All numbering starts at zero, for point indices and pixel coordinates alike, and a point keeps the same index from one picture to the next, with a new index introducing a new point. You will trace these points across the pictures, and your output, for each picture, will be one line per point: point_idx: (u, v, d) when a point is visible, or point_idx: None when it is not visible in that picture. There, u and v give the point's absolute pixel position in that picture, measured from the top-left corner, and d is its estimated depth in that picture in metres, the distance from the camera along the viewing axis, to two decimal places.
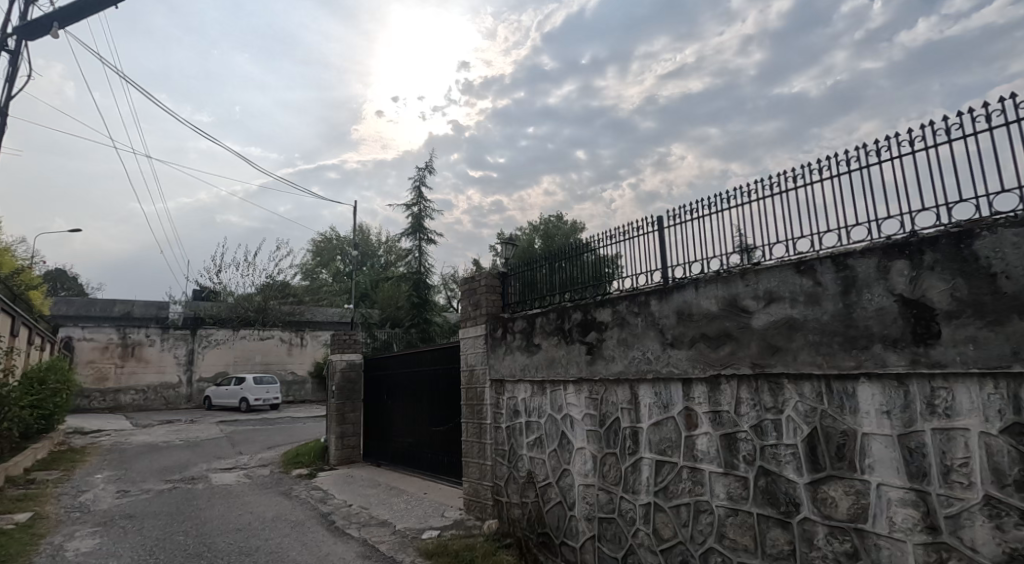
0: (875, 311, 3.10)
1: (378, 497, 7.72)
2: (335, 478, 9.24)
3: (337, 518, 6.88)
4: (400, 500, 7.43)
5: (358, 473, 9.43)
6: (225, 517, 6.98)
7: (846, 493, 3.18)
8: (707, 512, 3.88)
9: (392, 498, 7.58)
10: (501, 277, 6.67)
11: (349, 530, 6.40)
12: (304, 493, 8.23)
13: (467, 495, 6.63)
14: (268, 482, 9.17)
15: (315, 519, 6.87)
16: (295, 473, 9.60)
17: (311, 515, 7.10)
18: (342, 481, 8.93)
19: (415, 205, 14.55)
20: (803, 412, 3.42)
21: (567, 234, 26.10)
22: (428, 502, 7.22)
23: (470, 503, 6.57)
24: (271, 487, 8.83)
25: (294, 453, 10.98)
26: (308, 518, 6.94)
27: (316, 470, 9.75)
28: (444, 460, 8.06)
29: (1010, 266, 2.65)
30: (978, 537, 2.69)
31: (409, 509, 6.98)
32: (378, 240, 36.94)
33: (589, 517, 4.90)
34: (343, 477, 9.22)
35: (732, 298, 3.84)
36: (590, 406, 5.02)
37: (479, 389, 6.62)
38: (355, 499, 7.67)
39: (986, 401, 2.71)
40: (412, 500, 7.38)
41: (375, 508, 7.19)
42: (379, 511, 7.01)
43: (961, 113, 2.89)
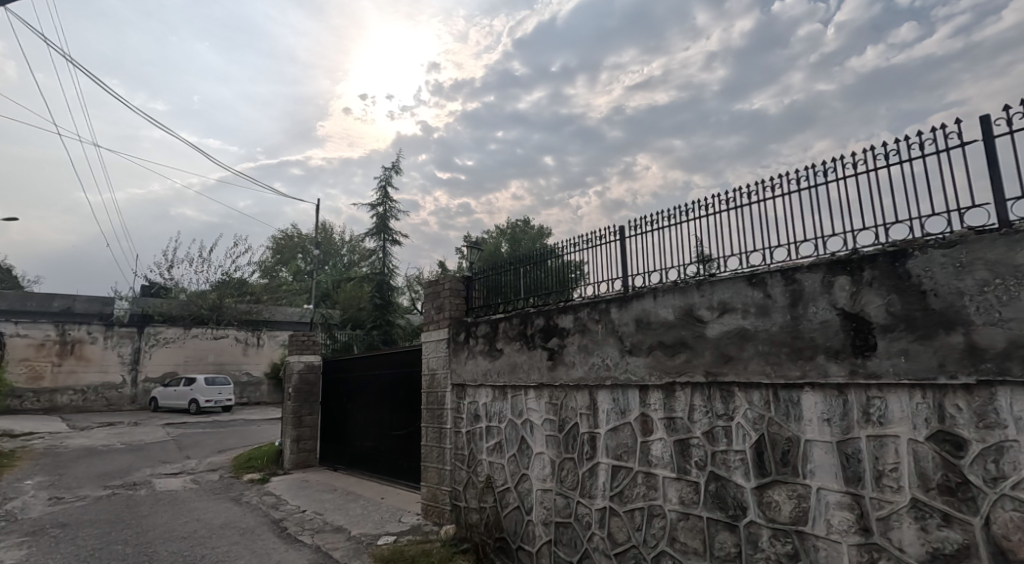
0: (820, 323, 3.28)
1: (334, 502, 7.61)
2: (289, 483, 9.06)
3: (289, 525, 6.75)
4: (356, 505, 7.35)
5: (313, 478, 9.26)
6: (168, 525, 6.77)
7: (789, 497, 3.34)
8: (660, 516, 4.01)
9: (348, 503, 7.48)
10: (466, 281, 6.71)
11: (302, 537, 6.29)
12: (255, 499, 8.04)
13: (425, 500, 6.62)
14: (216, 487, 8.92)
15: (265, 526, 6.73)
16: (248, 478, 9.37)
17: (261, 521, 6.95)
18: (296, 486, 8.76)
19: (380, 204, 14.46)
20: (751, 419, 3.58)
21: (535, 238, 26.26)
22: (385, 507, 7.16)
23: (428, 508, 6.56)
24: (219, 492, 8.60)
25: (246, 457, 10.70)
26: (258, 525, 6.79)
27: (269, 475, 9.53)
28: (403, 464, 8.02)
29: (938, 285, 2.86)
30: (905, 538, 2.88)
31: (366, 514, 6.92)
32: (342, 239, 36.36)
33: (546, 522, 4.97)
34: (297, 482, 9.05)
35: (688, 307, 3.98)
36: (550, 411, 5.11)
37: (440, 393, 6.62)
38: (309, 505, 7.54)
39: (915, 410, 2.91)
40: (369, 505, 7.31)
41: (330, 513, 7.10)
42: (334, 517, 6.92)
43: (898, 140, 3.14)
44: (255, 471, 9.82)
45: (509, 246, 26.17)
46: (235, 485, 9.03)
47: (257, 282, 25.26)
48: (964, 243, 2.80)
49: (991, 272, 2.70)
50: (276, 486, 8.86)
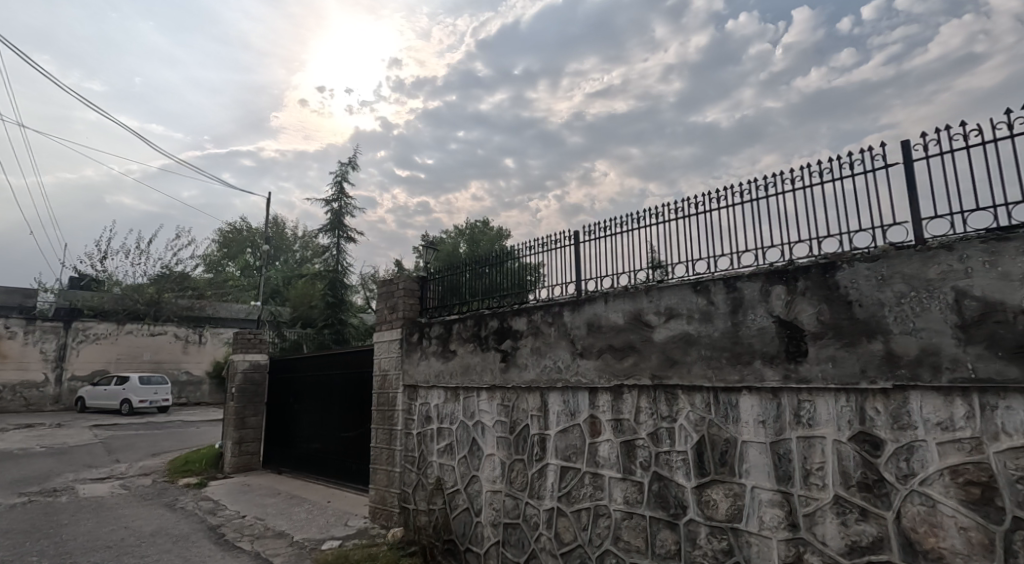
0: (757, 330, 3.46)
1: (277, 506, 7.43)
2: (230, 487, 8.77)
3: (226, 531, 6.54)
4: (300, 510, 7.19)
5: (255, 482, 8.98)
6: (92, 534, 6.44)
7: (725, 495, 3.51)
8: (606, 516, 4.12)
9: (293, 507, 7.32)
10: (421, 282, 6.70)
11: (240, 543, 6.11)
12: (190, 505, 7.75)
13: (372, 503, 6.55)
14: (148, 493, 8.55)
15: (200, 533, 6.51)
16: (184, 483, 9.00)
17: (196, 528, 6.72)
18: (236, 491, 8.48)
19: (335, 200, 14.21)
20: (693, 421, 3.74)
21: (494, 240, 26.29)
22: (331, 511, 7.05)
23: (376, 511, 6.50)
24: (151, 498, 8.24)
25: (182, 461, 10.27)
26: (192, 532, 6.55)
27: (207, 479, 9.20)
28: (352, 466, 7.89)
29: (863, 296, 3.07)
30: (828, 532, 3.07)
31: (310, 518, 6.80)
32: (294, 234, 35.35)
33: (495, 523, 5.02)
34: (238, 486, 8.76)
35: (637, 312, 4.12)
36: (502, 413, 5.16)
37: (392, 395, 6.57)
38: (249, 510, 7.33)
39: (840, 412, 3.12)
40: (314, 509, 7.17)
41: (272, 518, 6.94)
42: (277, 522, 6.76)
43: (832, 159, 3.36)
44: (192, 475, 9.46)
45: (468, 247, 26.10)
46: (169, 490, 8.66)
47: (202, 277, 24.26)
48: (885, 258, 3.02)
49: (908, 285, 2.92)
50: (215, 490, 8.56)
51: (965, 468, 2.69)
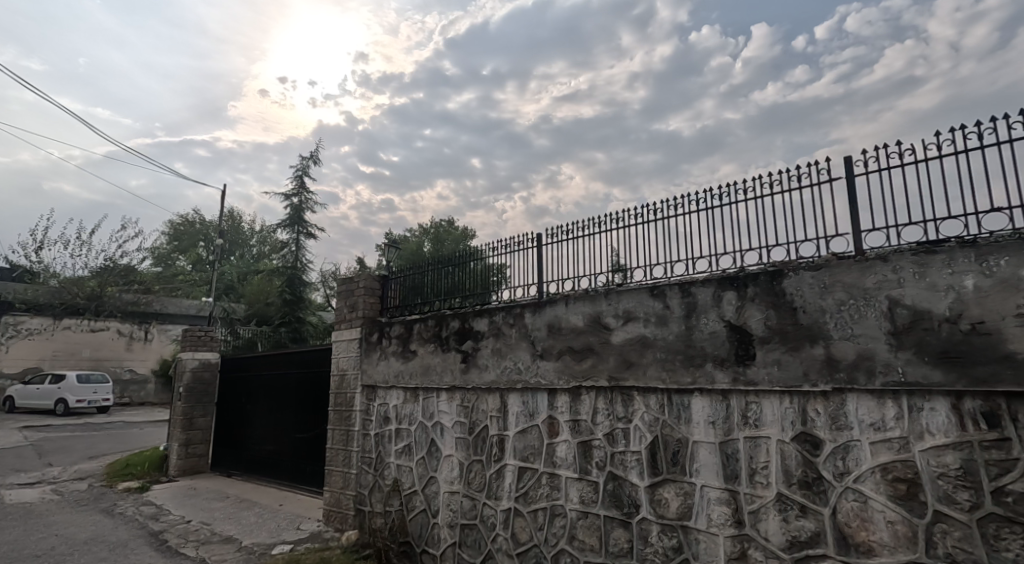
0: (709, 334, 3.59)
1: (225, 511, 7.23)
2: (175, 491, 8.47)
3: (169, 537, 6.33)
4: (249, 514, 7.01)
5: (202, 486, 8.69)
6: (21, 543, 6.13)
7: (676, 494, 3.62)
8: (562, 515, 4.19)
9: (242, 511, 7.13)
10: (382, 281, 6.65)
11: (184, 550, 5.92)
12: (130, 510, 7.46)
13: (327, 506, 6.45)
14: (84, 498, 8.17)
15: (140, 539, 6.27)
16: (124, 487, 8.64)
17: (136, 534, 6.47)
18: (181, 495, 8.20)
19: (295, 195, 13.93)
20: (647, 422, 3.85)
21: (459, 240, 26.20)
22: (283, 514, 6.90)
23: (330, 514, 6.40)
24: (87, 503, 7.89)
25: (123, 464, 9.85)
26: (131, 539, 6.31)
27: (149, 483, 8.86)
28: (306, 468, 7.76)
29: (807, 303, 3.23)
30: (771, 529, 3.21)
31: (261, 522, 6.64)
32: (251, 229, 34.38)
33: (452, 524, 5.03)
34: (184, 490, 8.47)
35: (596, 314, 4.21)
36: (461, 414, 5.18)
37: (350, 395, 6.49)
38: (195, 515, 7.10)
39: (784, 413, 3.27)
40: (265, 513, 7.01)
41: (220, 523, 6.75)
42: (224, 527, 6.58)
43: (782, 172, 3.52)
44: (133, 479, 9.08)
45: (433, 246, 25.96)
46: (107, 495, 8.30)
47: (149, 271, 23.32)
48: (828, 267, 3.18)
49: (847, 293, 3.09)
50: (159, 494, 8.26)
51: (894, 465, 2.87)
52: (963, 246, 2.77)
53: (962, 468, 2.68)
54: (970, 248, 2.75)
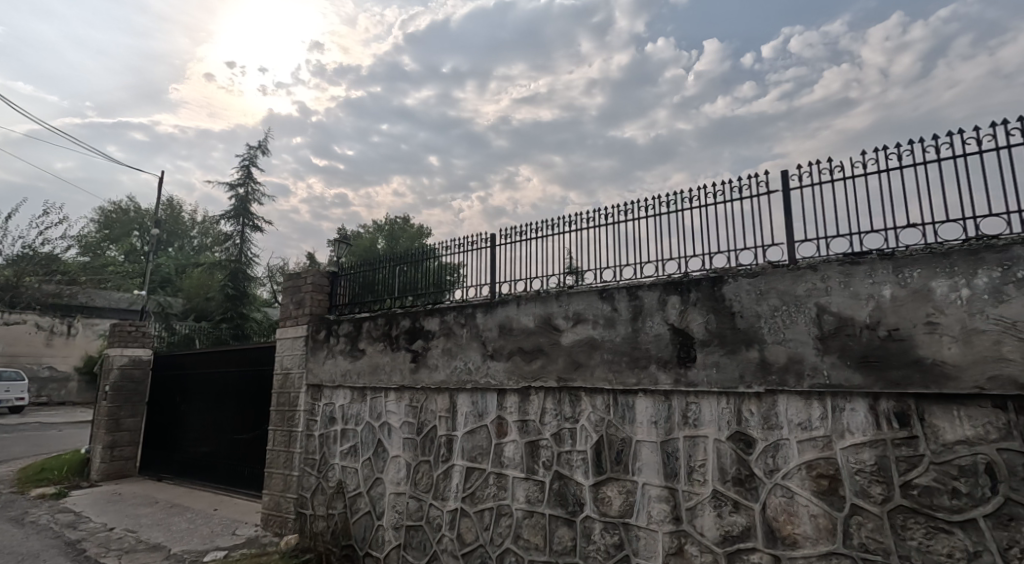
0: (654, 336, 3.71)
1: (153, 517, 6.90)
2: (97, 497, 8.00)
3: (88, 547, 5.98)
4: (180, 520, 6.72)
5: (127, 491, 8.25)
6: None
7: (619, 492, 3.72)
8: (508, 515, 4.23)
9: (172, 518, 6.82)
10: (331, 277, 6.53)
11: (105, 560, 5.60)
12: (43, 519, 7.00)
13: (265, 510, 6.26)
14: None
15: (54, 550, 5.90)
16: (37, 493, 8.09)
17: (50, 545, 6.09)
18: (103, 501, 7.76)
19: (241, 185, 13.47)
20: (593, 421, 3.94)
21: (415, 238, 25.87)
22: (217, 520, 6.65)
23: (268, 518, 6.21)
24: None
25: (36, 469, 9.22)
26: (44, 550, 5.93)
27: (67, 489, 8.34)
28: (245, 471, 7.51)
29: (744, 308, 3.38)
30: (706, 525, 3.35)
31: (192, 528, 6.38)
32: (191, 219, 32.86)
33: (397, 526, 4.99)
34: (108, 496, 8.02)
35: (547, 316, 4.27)
36: (410, 414, 5.15)
37: (294, 394, 6.33)
38: (119, 523, 6.74)
39: (722, 414, 3.42)
40: (197, 518, 6.74)
41: (146, 530, 6.43)
42: (152, 534, 6.28)
43: (725, 182, 3.67)
44: (49, 485, 8.52)
45: (387, 244, 25.58)
46: (17, 503, 7.75)
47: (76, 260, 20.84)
48: (764, 274, 3.35)
49: (781, 300, 3.26)
50: (78, 501, 7.79)
51: (818, 462, 3.05)
52: (883, 258, 2.97)
53: (876, 464, 2.88)
54: (889, 260, 2.96)
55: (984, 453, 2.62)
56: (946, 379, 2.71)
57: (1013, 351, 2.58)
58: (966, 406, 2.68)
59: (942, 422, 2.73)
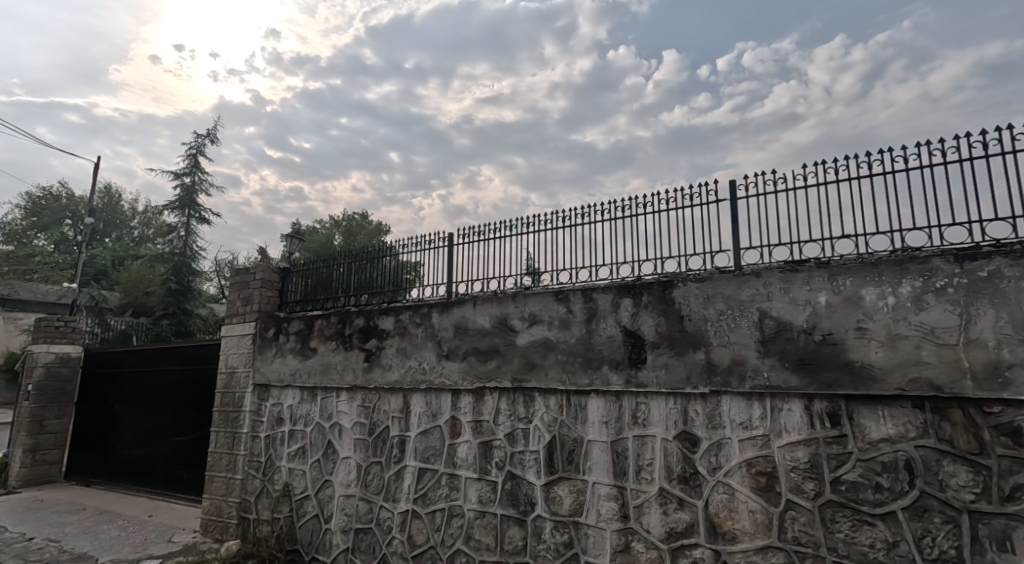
0: (607, 337, 3.79)
1: (80, 525, 6.55)
2: (17, 504, 7.53)
3: (7, 557, 5.63)
4: (111, 527, 6.40)
5: (52, 498, 7.80)
6: None
7: (570, 491, 3.78)
8: (459, 516, 4.23)
9: (101, 525, 6.50)
10: (283, 274, 6.38)
11: None
12: None
13: (205, 514, 6.04)
14: None
15: None
16: None
17: None
18: (24, 508, 7.31)
19: (187, 175, 12.96)
20: (546, 422, 3.99)
21: (372, 235, 25.48)
22: (152, 526, 6.38)
23: (208, 523, 6.00)
24: None
25: None
26: None
27: None
28: (183, 474, 7.23)
29: (692, 312, 3.50)
30: (652, 522, 3.44)
31: (124, 536, 6.10)
32: (131, 209, 31.33)
33: (345, 529, 4.91)
34: (29, 503, 7.55)
35: (503, 316, 4.30)
36: (361, 414, 5.08)
37: (239, 394, 6.14)
38: (42, 531, 6.37)
39: (669, 414, 3.52)
40: (130, 525, 6.44)
41: (72, 538, 6.10)
42: (79, 543, 5.96)
43: (679, 190, 3.83)
44: None
45: (344, 240, 25.00)
46: None
47: None
48: (711, 279, 3.47)
49: (726, 304, 3.39)
50: None
51: (757, 460, 3.19)
52: (819, 266, 3.14)
53: (810, 461, 3.03)
54: (825, 268, 3.12)
55: (904, 450, 2.81)
56: (873, 381, 2.89)
57: (932, 355, 2.78)
58: (890, 406, 2.87)
59: (868, 422, 2.91)
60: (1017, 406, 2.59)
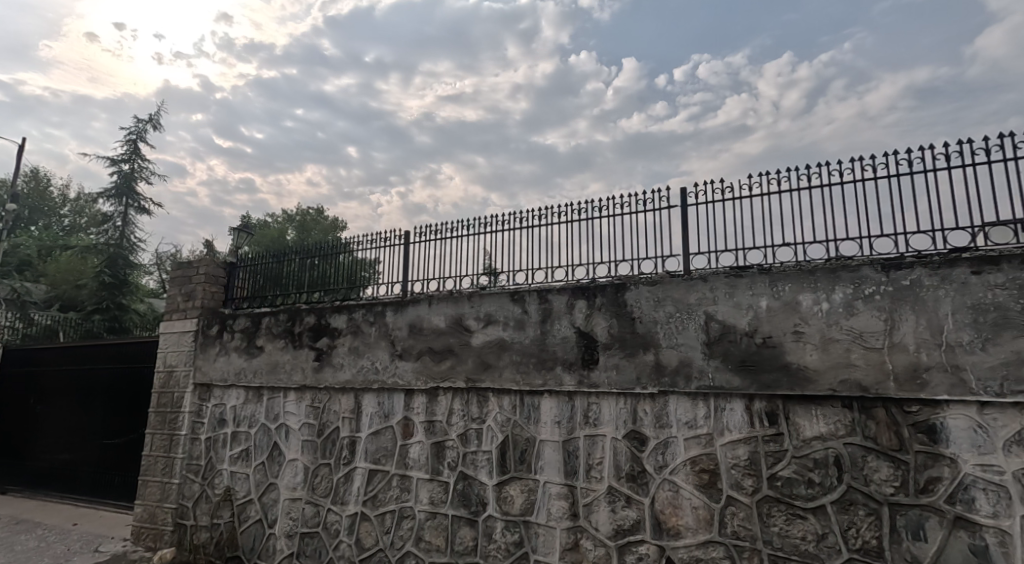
0: (561, 338, 3.85)
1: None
2: None
3: None
4: (31, 538, 6.03)
5: None
6: None
7: (521, 491, 3.82)
8: (410, 517, 4.21)
9: (20, 535, 6.11)
10: (228, 269, 6.17)
11: None
12: None
13: (137, 522, 5.78)
14: None
15: None
16: None
17: None
18: None
19: (125, 161, 12.38)
20: (500, 422, 4.01)
21: (327, 231, 24.93)
22: (77, 535, 6.05)
23: (140, 531, 5.73)
24: None
25: None
26: None
27: None
28: (114, 479, 6.88)
29: (643, 314, 3.59)
30: (601, 520, 3.52)
31: (46, 546, 5.76)
32: (62, 196, 29.56)
33: (290, 533, 4.79)
34: None
35: (458, 316, 4.30)
36: (310, 415, 4.97)
37: (178, 395, 5.90)
38: None
39: (620, 414, 3.60)
40: (53, 535, 6.08)
41: None
42: None
43: (631, 196, 4.00)
44: None
45: (297, 235, 24.34)
46: None
47: None
48: (662, 283, 3.58)
49: (675, 307, 3.50)
50: None
51: (700, 458, 3.30)
52: (762, 272, 3.28)
53: (749, 459, 3.17)
54: (767, 274, 3.27)
55: (834, 447, 2.97)
56: (808, 382, 3.05)
57: (860, 358, 2.95)
58: (822, 406, 3.03)
59: (803, 420, 3.06)
60: (933, 405, 2.79)
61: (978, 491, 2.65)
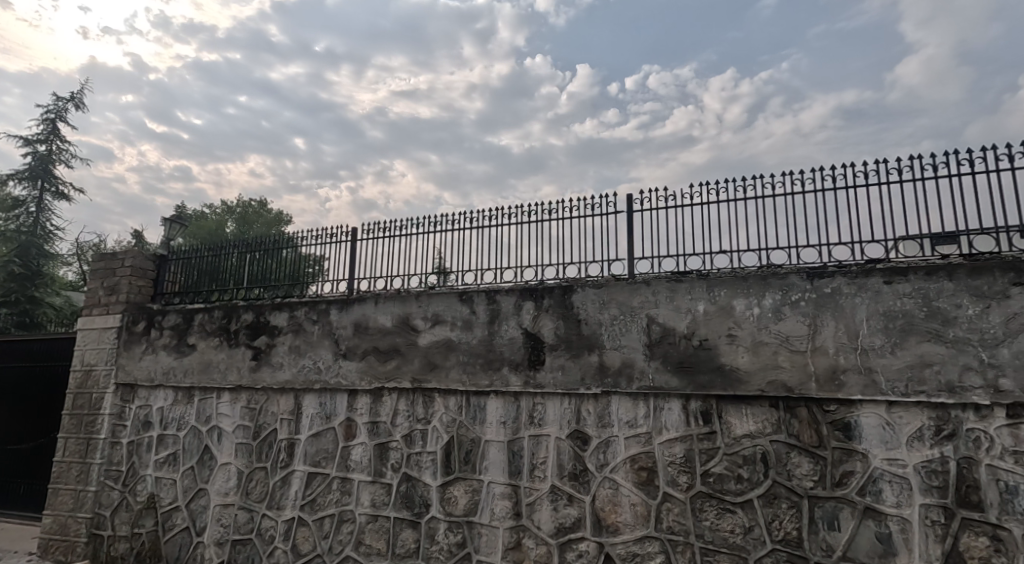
0: (508, 339, 3.89)
1: None
2: None
3: None
4: None
5: None
6: None
7: (465, 491, 3.83)
8: (350, 521, 4.14)
9: None
10: (159, 262, 5.89)
11: None
12: None
13: (45, 534, 5.41)
14: None
15: None
16: None
17: None
18: None
19: (41, 142, 11.57)
20: (445, 422, 4.01)
21: (269, 224, 24.08)
22: None
23: (49, 543, 5.37)
24: None
25: None
26: None
27: None
28: (19, 488, 6.41)
29: (588, 316, 3.68)
30: (543, 519, 3.58)
31: None
32: None
33: (221, 540, 4.62)
34: None
35: (405, 315, 4.27)
36: (246, 416, 4.81)
37: (97, 395, 5.57)
38: None
39: (564, 414, 3.67)
40: None
41: None
42: None
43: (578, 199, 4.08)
44: None
45: (237, 228, 23.39)
46: None
47: None
48: (607, 286, 3.68)
49: (619, 310, 3.60)
50: None
51: (640, 456, 3.41)
52: (700, 278, 3.43)
53: (684, 456, 3.30)
54: (705, 280, 3.42)
55: (762, 444, 3.14)
56: (739, 384, 3.21)
57: (786, 360, 3.13)
58: (752, 405, 3.19)
59: (734, 419, 3.22)
60: (849, 405, 2.99)
61: (885, 483, 2.87)
